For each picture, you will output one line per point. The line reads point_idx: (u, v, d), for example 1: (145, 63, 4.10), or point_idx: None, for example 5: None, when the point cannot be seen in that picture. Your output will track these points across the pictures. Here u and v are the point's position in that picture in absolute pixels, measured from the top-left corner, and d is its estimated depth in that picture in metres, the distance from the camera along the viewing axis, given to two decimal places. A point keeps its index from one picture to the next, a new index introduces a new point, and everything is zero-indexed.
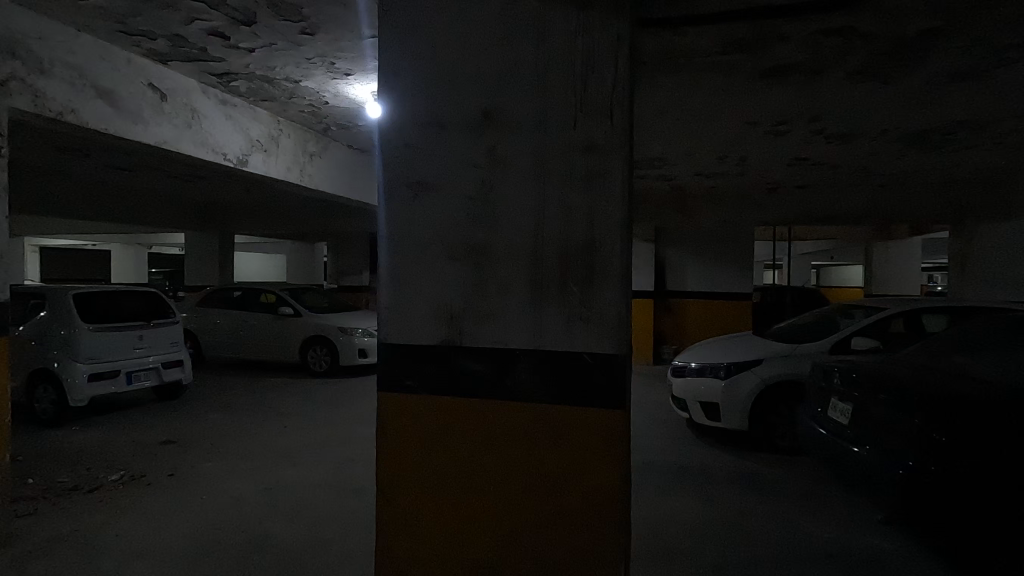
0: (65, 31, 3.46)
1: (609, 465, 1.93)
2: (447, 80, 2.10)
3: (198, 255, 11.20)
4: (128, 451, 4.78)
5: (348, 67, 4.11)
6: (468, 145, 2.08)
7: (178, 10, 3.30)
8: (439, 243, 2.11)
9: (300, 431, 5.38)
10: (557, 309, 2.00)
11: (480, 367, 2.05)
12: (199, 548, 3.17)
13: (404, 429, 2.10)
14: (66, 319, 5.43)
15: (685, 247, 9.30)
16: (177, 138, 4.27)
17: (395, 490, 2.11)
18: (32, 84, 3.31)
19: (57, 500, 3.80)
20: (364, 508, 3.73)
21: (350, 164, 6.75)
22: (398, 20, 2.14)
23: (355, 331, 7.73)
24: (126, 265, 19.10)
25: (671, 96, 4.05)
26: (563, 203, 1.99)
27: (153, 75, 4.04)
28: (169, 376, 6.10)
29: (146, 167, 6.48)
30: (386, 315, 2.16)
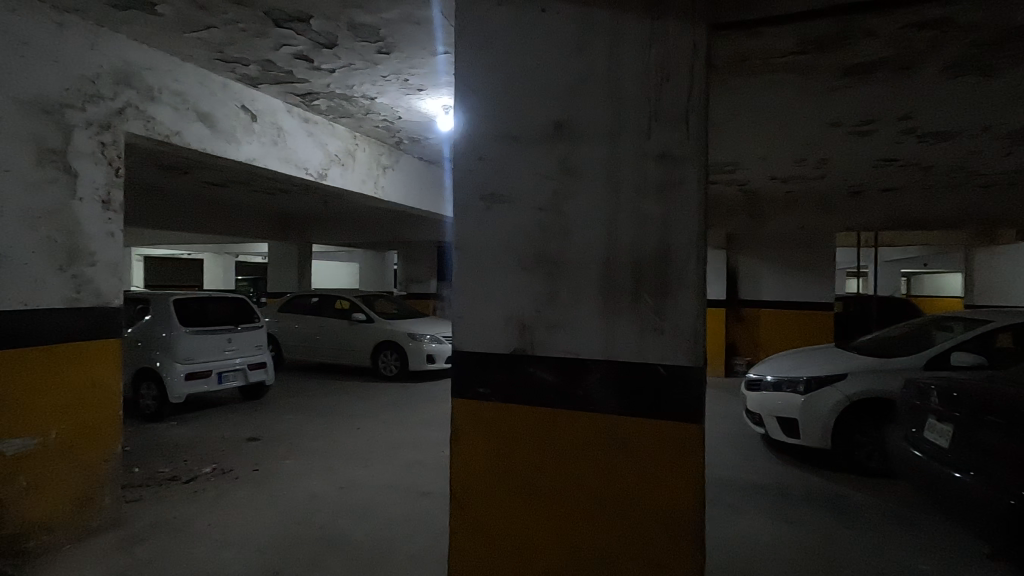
0: (171, 61, 3.82)
1: (685, 478, 1.89)
2: (520, 94, 2.15)
3: (279, 264, 11.92)
4: (218, 446, 5.15)
5: (421, 82, 4.27)
6: (540, 157, 2.11)
7: (269, 37, 3.56)
8: (512, 254, 2.14)
9: (371, 433, 5.60)
10: (630, 319, 1.98)
11: (550, 376, 2.06)
12: (281, 542, 3.35)
13: (476, 435, 2.15)
14: (167, 322, 5.94)
15: (758, 254, 8.91)
16: (264, 155, 4.57)
17: (468, 495, 2.15)
18: (145, 111, 3.66)
19: (158, 489, 4.16)
20: (433, 510, 3.81)
21: (421, 176, 6.98)
22: (472, 38, 2.21)
23: (423, 337, 7.97)
24: (217, 273, 20.69)
25: (745, 100, 3.92)
26: (637, 212, 1.98)
27: (245, 98, 4.37)
28: (254, 376, 6.52)
29: (235, 181, 6.98)
30: (459, 323, 2.21)
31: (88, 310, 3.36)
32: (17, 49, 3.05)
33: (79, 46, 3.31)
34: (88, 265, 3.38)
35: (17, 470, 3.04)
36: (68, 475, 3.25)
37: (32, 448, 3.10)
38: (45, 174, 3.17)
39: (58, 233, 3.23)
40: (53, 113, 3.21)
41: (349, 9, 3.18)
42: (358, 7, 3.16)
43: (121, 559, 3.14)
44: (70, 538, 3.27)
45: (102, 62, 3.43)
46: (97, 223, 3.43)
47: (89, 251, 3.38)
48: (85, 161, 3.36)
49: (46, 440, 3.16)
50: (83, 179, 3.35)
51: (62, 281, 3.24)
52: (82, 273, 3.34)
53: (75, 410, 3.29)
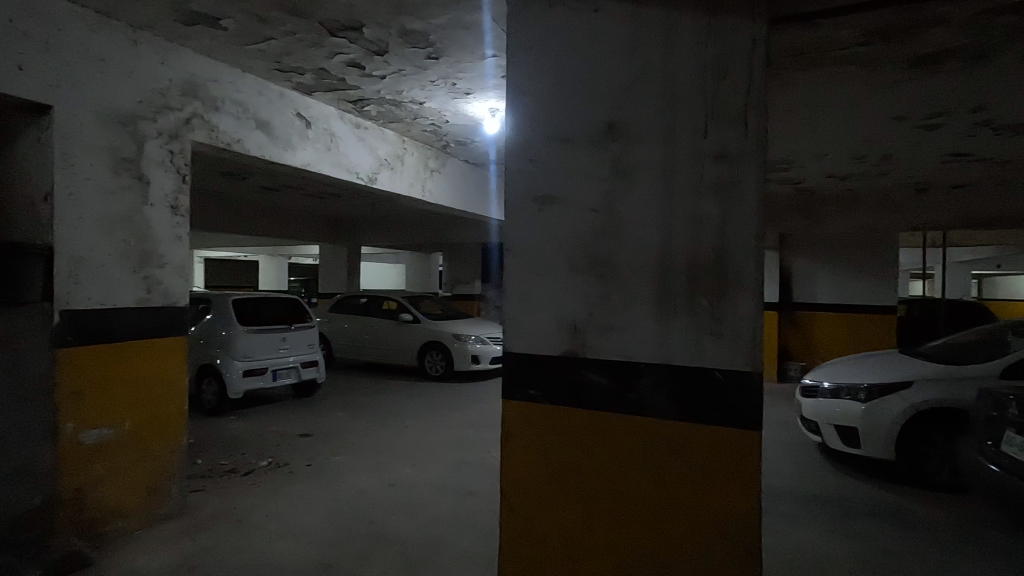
0: (233, 72, 4.01)
1: (741, 487, 1.84)
2: (572, 95, 2.14)
3: (330, 265, 12.30)
4: (274, 441, 5.35)
5: (468, 86, 4.32)
6: (593, 158, 2.10)
7: (323, 46, 3.68)
8: (563, 256, 2.13)
9: (418, 431, 5.70)
10: (685, 323, 1.94)
11: (602, 379, 2.04)
12: (333, 536, 3.45)
13: (527, 436, 2.15)
14: (227, 321, 6.23)
15: (813, 255, 8.56)
16: (318, 161, 4.72)
17: (519, 496, 2.16)
18: (209, 120, 3.85)
19: (220, 480, 4.36)
20: (480, 510, 3.84)
21: (467, 178, 7.05)
22: (524, 40, 2.22)
23: (468, 338, 8.06)
24: (271, 274, 21.54)
25: (802, 95, 3.78)
26: (694, 212, 1.93)
27: (301, 106, 4.53)
28: (307, 374, 6.75)
29: (290, 186, 7.25)
30: (510, 325, 2.22)
31: (157, 308, 3.57)
32: (97, 64, 3.25)
33: (151, 61, 3.52)
34: (158, 266, 3.58)
35: (96, 459, 3.22)
36: (138, 464, 3.45)
37: (108, 438, 3.29)
38: (120, 182, 3.38)
39: (132, 237, 3.44)
40: (128, 125, 3.41)
41: (400, 16, 3.25)
42: (410, 14, 3.22)
43: (186, 546, 3.31)
44: (141, 523, 3.47)
45: (171, 75, 3.63)
46: (165, 227, 3.63)
47: (159, 254, 3.59)
48: (156, 168, 3.57)
49: (120, 431, 3.34)
50: (154, 185, 3.56)
51: (135, 282, 3.46)
52: (153, 274, 3.55)
53: (146, 404, 3.49)
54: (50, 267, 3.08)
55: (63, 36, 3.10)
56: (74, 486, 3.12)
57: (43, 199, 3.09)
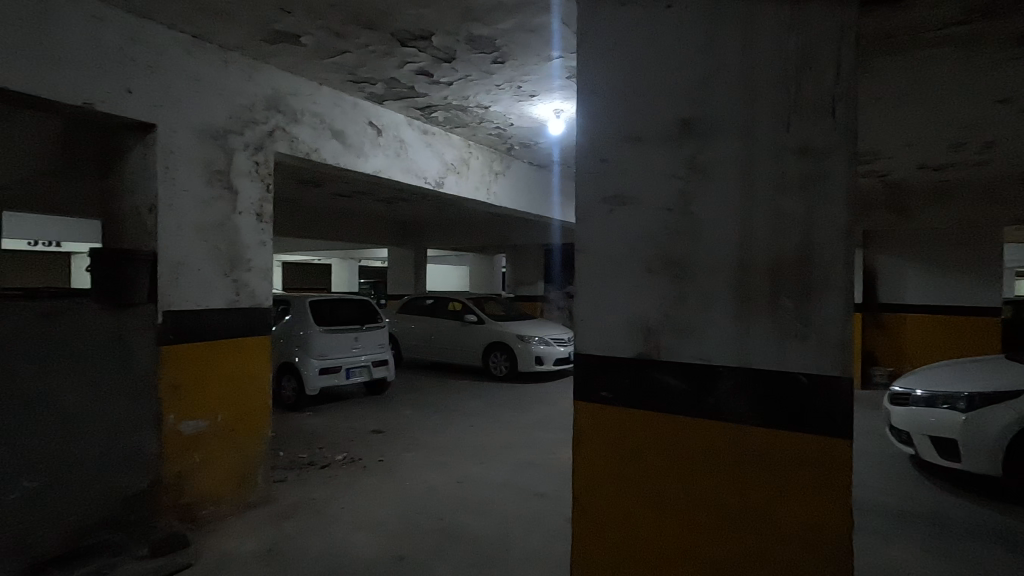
0: (311, 86, 4.23)
1: (830, 498, 1.75)
2: (645, 92, 2.11)
3: (397, 267, 12.71)
4: (348, 436, 5.59)
5: (533, 88, 4.35)
6: (667, 156, 2.05)
7: (394, 57, 3.81)
8: (636, 256, 2.10)
9: (484, 431, 5.79)
10: (768, 325, 1.86)
11: (678, 382, 2.00)
12: (406, 530, 3.56)
13: (599, 440, 2.14)
14: (304, 321, 6.57)
15: (902, 252, 7.97)
16: (389, 167, 4.90)
17: (591, 500, 2.15)
18: (290, 132, 4.09)
19: (300, 471, 4.62)
20: (548, 511, 3.85)
21: (530, 180, 7.09)
22: (595, 41, 2.22)
23: (532, 339, 8.09)
24: (342, 277, 22.55)
25: (890, 81, 3.53)
26: (775, 210, 1.85)
27: (372, 114, 4.71)
28: (377, 373, 7.02)
29: (360, 192, 7.56)
30: (580, 326, 2.22)
31: (244, 309, 3.82)
32: (193, 84, 3.53)
33: (239, 79, 3.78)
34: (245, 270, 3.84)
35: (192, 448, 3.50)
36: (229, 453, 3.71)
37: (204, 429, 3.56)
38: (213, 192, 3.64)
39: (223, 243, 3.71)
40: (220, 139, 3.68)
41: (468, 23, 3.32)
42: (477, 21, 3.29)
43: (271, 533, 3.52)
44: (232, 508, 3.73)
45: (257, 91, 3.88)
46: (252, 233, 3.89)
47: (246, 258, 3.85)
48: (244, 178, 3.83)
49: (213, 422, 3.61)
50: (242, 195, 3.83)
51: (226, 285, 3.72)
52: (241, 277, 3.81)
53: (236, 399, 3.75)
54: (154, 271, 3.36)
55: (164, 60, 3.39)
56: (175, 472, 3.41)
57: (148, 209, 3.38)
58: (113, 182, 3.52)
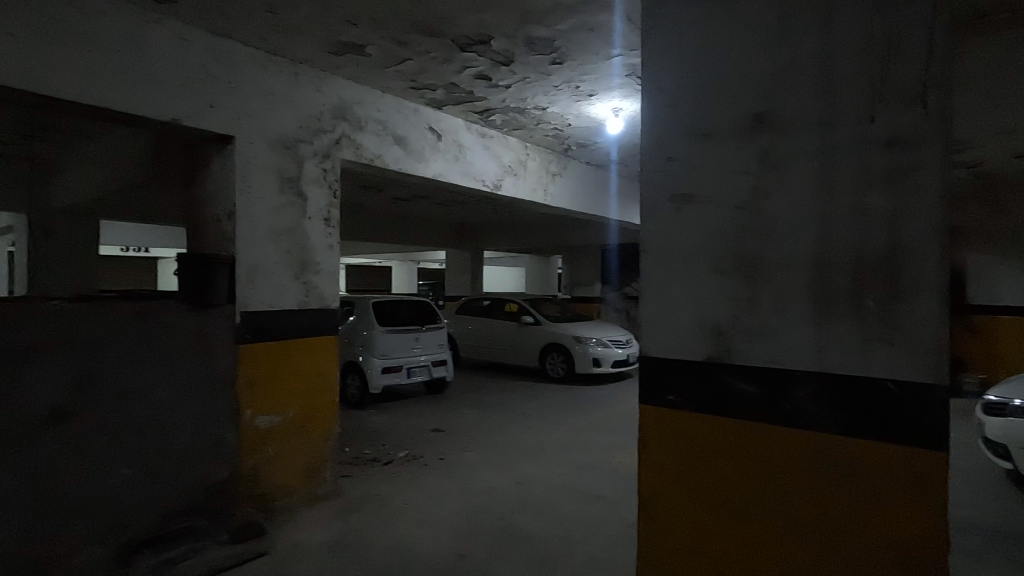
0: (374, 94, 4.37)
1: (924, 517, 1.63)
2: (713, 87, 2.05)
3: (455, 269, 12.94)
4: (410, 434, 5.74)
5: (592, 87, 4.31)
6: (738, 152, 1.98)
7: (454, 62, 3.88)
8: (705, 256, 2.04)
9: (541, 432, 5.79)
10: (851, 328, 1.75)
11: (750, 387, 1.92)
12: (466, 528, 3.60)
13: (667, 443, 2.10)
14: (367, 322, 6.80)
15: (994, 249, 7.33)
16: (448, 170, 4.98)
17: (658, 503, 2.10)
18: (355, 139, 4.25)
19: (365, 467, 4.77)
20: (609, 515, 3.80)
21: (588, 180, 7.02)
22: (660, 37, 2.18)
23: (589, 341, 8.01)
24: (402, 278, 23.19)
25: (984, 64, 3.26)
26: (857, 205, 1.75)
27: (432, 119, 4.82)
28: (436, 372, 7.18)
29: (420, 196, 7.74)
30: (646, 328, 2.18)
31: (313, 310, 4.00)
32: (267, 97, 3.73)
33: (308, 90, 3.96)
34: (314, 273, 4.02)
35: (267, 441, 3.69)
36: (300, 448, 3.88)
37: (278, 424, 3.75)
38: (285, 199, 3.83)
39: (294, 247, 3.89)
40: (291, 148, 3.86)
41: (527, 25, 3.34)
42: (536, 23, 3.30)
43: (339, 525, 3.65)
44: (302, 501, 3.90)
45: (325, 101, 4.06)
46: (320, 237, 4.06)
47: (315, 261, 4.03)
48: (313, 185, 4.01)
49: (286, 418, 3.80)
50: (311, 201, 4.00)
51: (297, 287, 3.90)
52: (311, 279, 3.99)
53: (306, 396, 3.92)
54: (232, 274, 3.56)
55: (242, 75, 3.60)
56: (251, 464, 3.61)
57: (227, 216, 3.60)
58: (197, 191, 3.77)
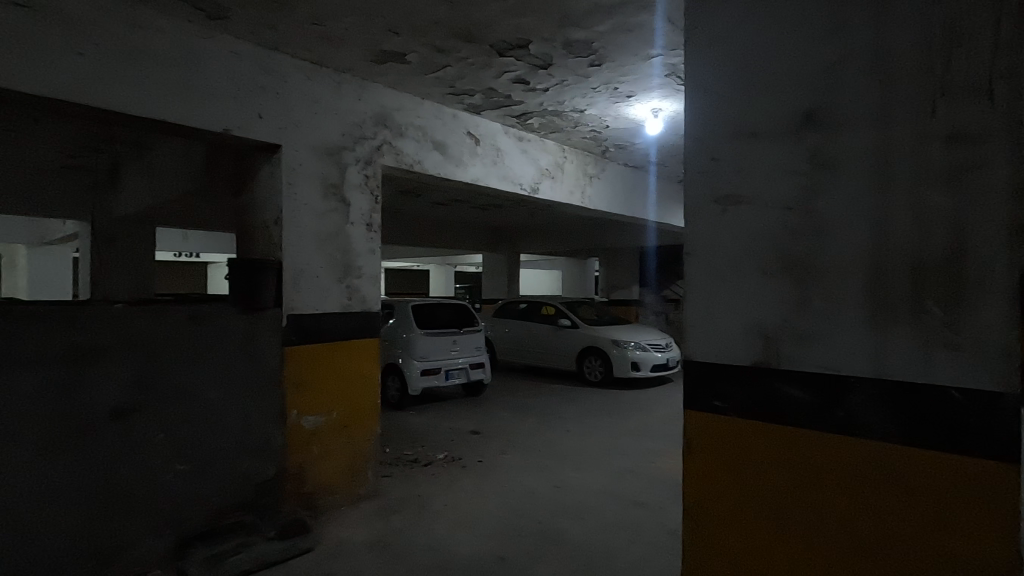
0: (414, 100, 4.45)
1: (990, 535, 1.54)
2: (760, 85, 2.00)
3: (492, 272, 13.00)
4: (448, 436, 5.79)
5: (631, 89, 4.28)
6: (787, 151, 1.93)
7: (492, 67, 3.91)
8: (752, 258, 2.00)
9: (579, 436, 5.75)
10: (910, 332, 1.67)
11: (801, 393, 1.87)
12: (505, 531, 3.61)
13: (713, 450, 2.07)
14: (406, 325, 6.90)
15: None
16: (486, 174, 5.02)
17: (703, 509, 2.08)
18: (396, 145, 4.33)
19: (405, 468, 4.85)
20: (649, 522, 3.74)
21: (626, 182, 6.96)
22: (704, 36, 2.15)
23: (628, 344, 7.92)
24: (439, 282, 23.47)
25: None
26: (917, 204, 1.67)
27: (470, 124, 4.87)
28: (474, 375, 7.23)
29: (457, 200, 7.82)
30: (692, 332, 2.15)
31: (356, 313, 4.09)
32: (311, 106, 3.84)
33: (351, 99, 4.06)
34: (357, 276, 4.11)
35: (312, 441, 3.80)
36: (344, 447, 3.98)
37: (322, 424, 3.86)
38: (329, 204, 3.94)
39: (338, 252, 3.99)
40: (335, 155, 3.97)
41: (565, 28, 3.34)
42: (575, 25, 3.30)
43: (381, 525, 3.72)
44: (346, 499, 3.99)
45: (367, 109, 4.16)
46: (363, 241, 4.15)
47: (358, 265, 4.12)
48: (355, 191, 4.11)
49: (330, 418, 3.90)
50: (354, 207, 4.10)
51: (341, 291, 4.00)
52: (353, 283, 4.09)
53: (349, 398, 4.01)
54: (280, 279, 3.68)
55: (288, 86, 3.72)
56: (298, 462, 3.72)
57: (275, 222, 3.72)
58: (246, 198, 3.92)
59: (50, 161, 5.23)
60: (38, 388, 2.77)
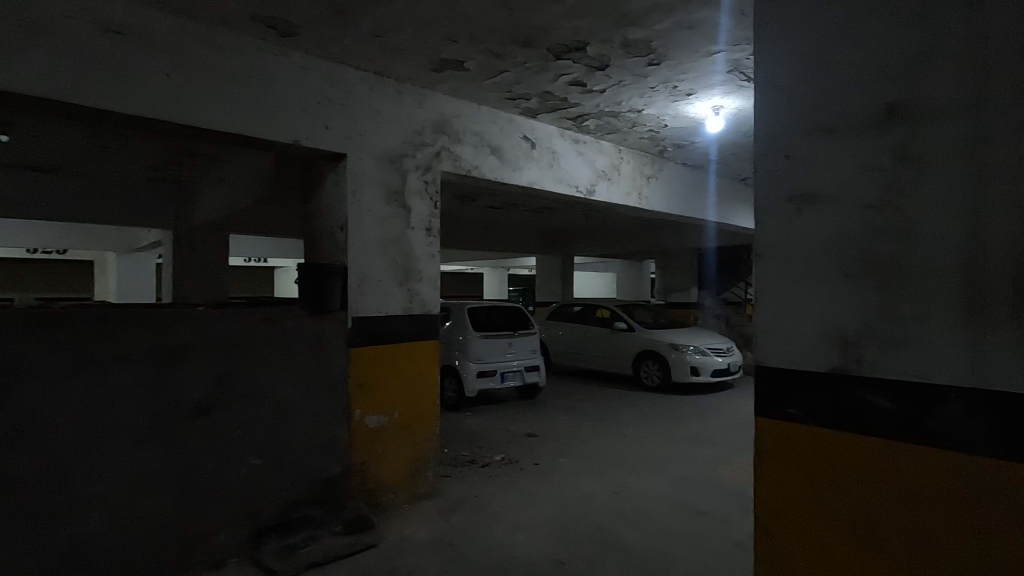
0: (471, 106, 4.52)
1: None
2: (838, 80, 1.92)
3: (546, 275, 13.00)
4: (504, 438, 5.83)
5: (690, 86, 4.18)
6: (868, 147, 1.84)
7: (549, 70, 3.92)
8: (830, 259, 1.91)
9: (637, 441, 5.65)
10: (1011, 340, 1.54)
11: (887, 403, 1.76)
12: (564, 535, 3.60)
13: (787, 458, 2.00)
14: (463, 327, 7.01)
15: None
16: (542, 177, 5.04)
17: (778, 522, 2.02)
18: (454, 151, 4.42)
19: (464, 468, 4.91)
20: (713, 531, 3.63)
21: (684, 182, 6.79)
22: (777, 31, 2.09)
23: (687, 348, 7.71)
24: (493, 285, 23.68)
25: None
26: (1019, 201, 1.54)
27: (526, 128, 4.90)
28: (529, 378, 7.25)
29: (512, 203, 7.87)
30: (764, 335, 2.08)
31: (417, 316, 4.19)
32: (375, 115, 3.97)
33: (412, 107, 4.17)
34: (417, 280, 4.21)
35: (375, 440, 3.92)
36: (405, 447, 4.08)
37: (384, 424, 3.97)
38: (391, 210, 4.06)
39: (400, 256, 4.11)
40: (396, 162, 4.09)
41: (624, 28, 3.30)
42: (634, 25, 3.26)
43: (441, 524, 3.79)
44: (407, 498, 4.08)
45: (427, 117, 4.26)
46: (423, 246, 4.25)
47: (418, 269, 4.22)
48: (416, 197, 4.21)
49: (392, 419, 4.00)
50: (414, 212, 4.21)
51: (402, 294, 4.11)
52: (414, 286, 4.19)
53: (410, 399, 4.11)
54: (345, 282, 3.83)
55: (353, 97, 3.87)
56: (362, 460, 3.85)
57: (341, 228, 3.88)
58: (314, 206, 4.09)
59: (139, 174, 5.66)
60: (131, 385, 3.00)
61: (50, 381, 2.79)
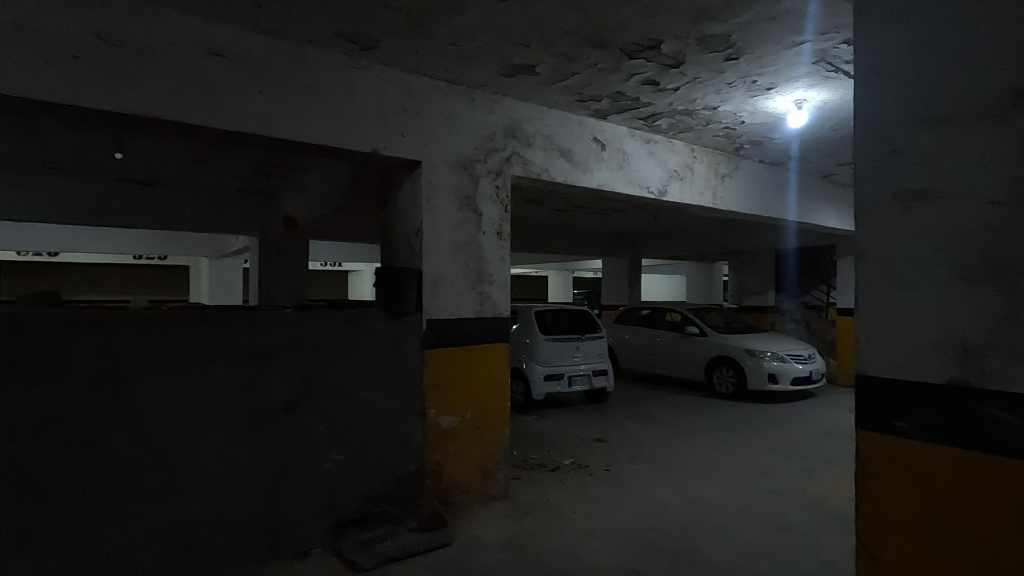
0: (541, 110, 4.54)
1: None
2: (952, 66, 1.77)
3: (612, 277, 12.81)
4: (573, 442, 5.79)
5: (771, 80, 3.99)
6: (990, 138, 1.68)
7: (622, 70, 3.87)
8: (945, 260, 1.77)
9: (713, 450, 5.44)
10: None
11: (1015, 420, 1.59)
12: (638, 543, 3.52)
13: (895, 474, 1.86)
14: (530, 330, 7.03)
15: None
16: (613, 179, 4.97)
17: (884, 544, 1.89)
18: (525, 155, 4.44)
19: (534, 472, 4.92)
20: (799, 549, 3.43)
21: (762, 180, 6.49)
22: (880, 18, 1.96)
23: (764, 354, 7.36)
24: (557, 287, 23.62)
25: None
26: None
27: (596, 130, 4.85)
28: (597, 382, 7.17)
29: (579, 205, 7.81)
30: (867, 342, 1.95)
31: (489, 319, 4.24)
32: (449, 122, 4.07)
33: (483, 112, 4.24)
34: (489, 283, 4.27)
35: (449, 440, 4.00)
36: (477, 448, 4.13)
37: (457, 425, 4.05)
38: (464, 215, 4.14)
39: (472, 259, 4.18)
40: (469, 168, 4.16)
41: (701, 24, 3.21)
42: (712, 20, 3.17)
43: (513, 525, 3.81)
44: (479, 498, 4.14)
45: (498, 122, 4.31)
46: (494, 249, 4.30)
47: (490, 273, 4.28)
48: (487, 201, 4.27)
49: (464, 419, 4.07)
50: (485, 216, 4.26)
51: (474, 297, 4.18)
52: (486, 289, 4.24)
53: (481, 400, 4.16)
54: (421, 286, 3.93)
55: (428, 105, 3.98)
56: (436, 459, 3.94)
57: (416, 233, 3.99)
58: (390, 211, 4.24)
59: (231, 185, 6.08)
60: (229, 382, 3.23)
61: (161, 377, 3.04)
